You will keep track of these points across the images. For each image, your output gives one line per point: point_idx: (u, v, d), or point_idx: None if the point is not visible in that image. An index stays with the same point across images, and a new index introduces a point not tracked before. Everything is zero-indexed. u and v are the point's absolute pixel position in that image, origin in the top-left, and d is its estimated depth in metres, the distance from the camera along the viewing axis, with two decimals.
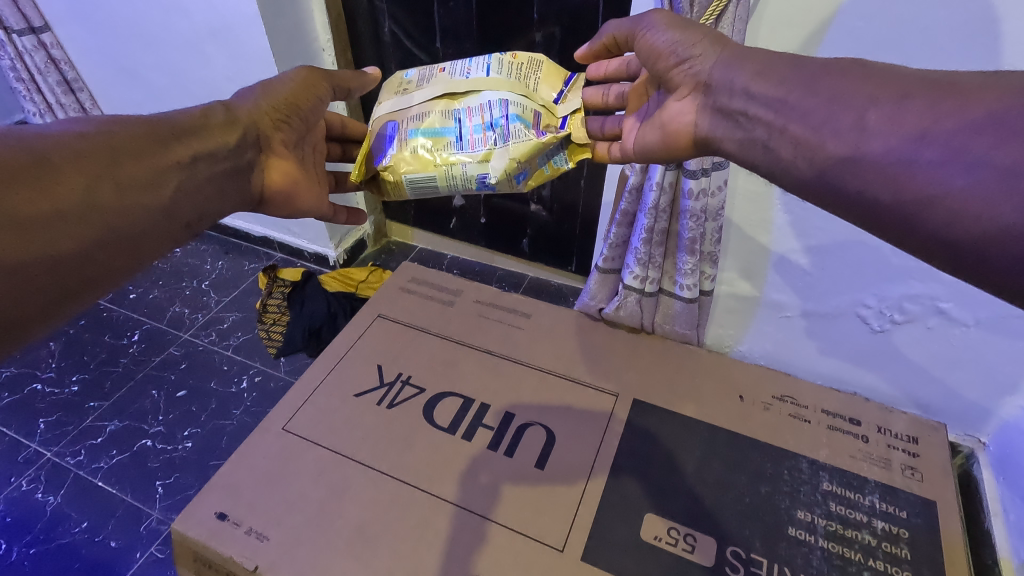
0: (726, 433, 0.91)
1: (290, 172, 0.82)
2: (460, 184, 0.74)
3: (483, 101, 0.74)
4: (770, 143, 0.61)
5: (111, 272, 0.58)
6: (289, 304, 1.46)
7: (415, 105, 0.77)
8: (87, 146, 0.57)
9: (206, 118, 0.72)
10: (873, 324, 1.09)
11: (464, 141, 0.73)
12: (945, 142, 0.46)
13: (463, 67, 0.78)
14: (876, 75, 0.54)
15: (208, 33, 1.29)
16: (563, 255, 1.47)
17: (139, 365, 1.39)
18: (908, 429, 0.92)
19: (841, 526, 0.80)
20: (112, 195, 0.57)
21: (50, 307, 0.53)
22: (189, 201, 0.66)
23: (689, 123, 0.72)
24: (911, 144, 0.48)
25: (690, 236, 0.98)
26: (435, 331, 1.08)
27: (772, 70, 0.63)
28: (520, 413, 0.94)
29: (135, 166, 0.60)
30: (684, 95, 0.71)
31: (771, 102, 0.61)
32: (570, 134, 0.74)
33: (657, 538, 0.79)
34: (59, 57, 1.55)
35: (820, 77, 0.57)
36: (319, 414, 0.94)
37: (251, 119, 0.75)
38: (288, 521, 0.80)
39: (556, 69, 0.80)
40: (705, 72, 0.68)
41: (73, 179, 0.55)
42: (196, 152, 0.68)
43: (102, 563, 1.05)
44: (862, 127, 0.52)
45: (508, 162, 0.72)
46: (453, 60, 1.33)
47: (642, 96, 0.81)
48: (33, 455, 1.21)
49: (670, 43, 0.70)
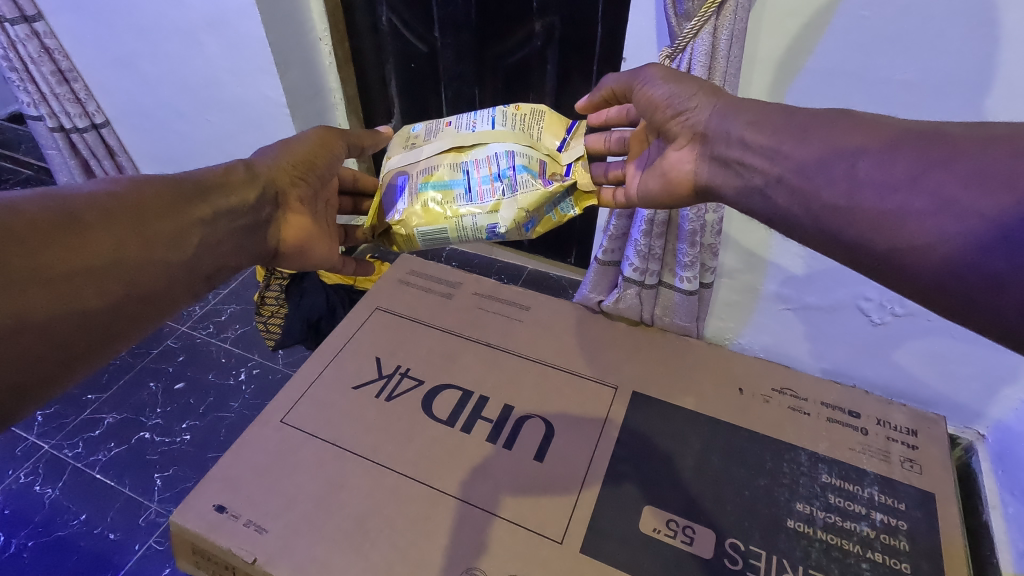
0: (726, 425, 0.91)
1: (305, 227, 0.80)
2: (472, 236, 0.73)
3: (490, 152, 0.73)
4: (767, 192, 0.63)
5: (133, 328, 0.57)
6: (288, 296, 1.36)
7: (423, 158, 0.76)
8: (116, 206, 0.57)
9: (228, 175, 0.71)
10: (873, 317, 1.09)
11: (473, 193, 0.72)
12: (935, 190, 0.47)
13: (468, 120, 0.78)
14: (863, 123, 0.56)
15: (204, 23, 1.28)
16: (563, 247, 1.48)
17: (136, 358, 1.38)
18: (908, 422, 0.92)
19: (840, 518, 0.80)
20: (138, 256, 0.57)
21: (71, 366, 0.52)
22: (211, 255, 0.65)
23: (689, 171, 0.72)
24: (902, 190, 0.49)
25: (689, 228, 0.97)
26: (434, 323, 1.07)
27: (765, 121, 0.64)
28: (519, 406, 0.93)
29: (160, 224, 0.60)
30: (682, 145, 0.72)
31: (765, 152, 0.62)
32: (575, 181, 0.73)
33: (655, 530, 0.79)
34: (52, 47, 1.53)
35: (810, 129, 0.59)
36: (318, 406, 0.94)
37: (270, 177, 0.75)
38: (286, 514, 0.80)
39: (557, 118, 0.80)
40: (701, 122, 0.69)
41: (101, 239, 0.54)
42: (218, 209, 0.67)
43: (100, 555, 1.05)
44: (853, 178, 0.53)
45: (518, 212, 0.70)
46: (451, 50, 1.32)
47: (642, 142, 0.80)
48: (31, 447, 1.21)
49: (667, 96, 0.71)
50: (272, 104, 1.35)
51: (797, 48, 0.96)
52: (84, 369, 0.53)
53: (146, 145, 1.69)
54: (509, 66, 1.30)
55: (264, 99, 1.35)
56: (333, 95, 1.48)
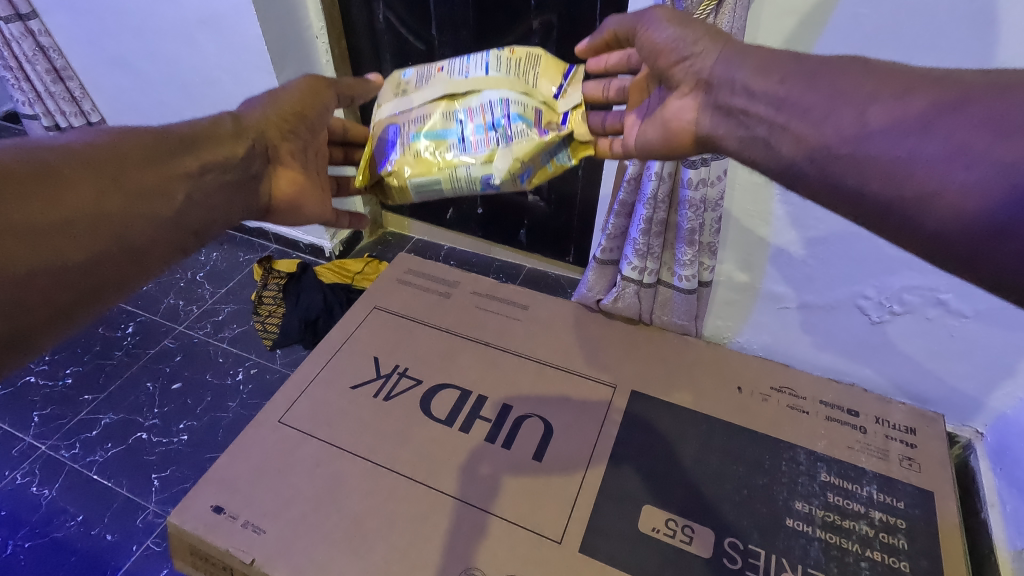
0: (724, 424, 0.91)
1: (297, 180, 0.79)
2: (465, 186, 0.73)
3: (484, 101, 0.73)
4: (772, 142, 0.60)
5: (118, 282, 0.56)
6: (285, 295, 1.45)
7: (415, 107, 0.75)
8: (94, 159, 0.57)
9: (214, 129, 0.70)
10: (872, 316, 1.09)
11: (467, 142, 0.72)
12: (948, 136, 0.45)
13: (462, 66, 0.76)
14: (878, 71, 0.53)
15: (199, 21, 1.27)
16: (561, 243, 1.45)
17: (133, 358, 1.38)
18: (906, 420, 0.91)
19: (839, 517, 0.80)
20: (118, 207, 0.56)
21: (55, 319, 0.51)
22: (199, 211, 0.64)
23: (691, 120, 0.71)
24: (914, 135, 0.47)
25: (688, 227, 0.97)
26: (432, 322, 1.07)
27: (772, 66, 0.61)
28: (518, 405, 0.93)
29: (142, 176, 0.59)
30: (685, 93, 0.70)
31: (770, 100, 0.60)
32: (572, 131, 0.73)
33: (654, 529, 0.79)
34: (47, 45, 1.52)
35: (820, 75, 0.56)
36: (316, 407, 0.93)
37: (259, 130, 0.74)
38: (284, 514, 0.80)
39: (554, 62, 0.77)
40: (705, 69, 0.67)
41: (81, 192, 0.54)
42: (205, 163, 0.66)
43: (98, 557, 1.05)
44: (863, 125, 0.51)
45: (513, 162, 0.70)
46: (449, 49, 1.31)
47: (643, 91, 0.79)
48: (27, 448, 1.20)
49: (671, 40, 0.69)
50: None
51: (796, 42, 0.96)
52: (70, 325, 0.53)
53: None
54: None
55: None
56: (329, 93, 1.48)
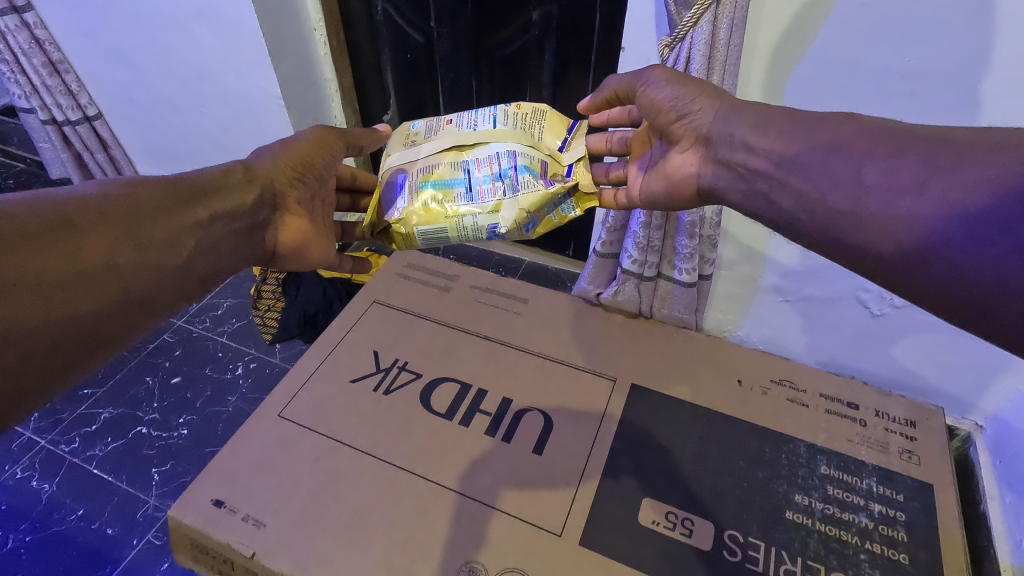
0: (724, 417, 0.91)
1: (302, 229, 0.79)
2: (471, 235, 0.72)
3: (491, 152, 0.73)
4: (771, 196, 0.62)
5: (125, 334, 0.56)
6: (284, 289, 1.36)
7: (422, 157, 0.76)
8: (109, 209, 0.57)
9: (225, 177, 0.70)
10: (873, 309, 1.09)
11: (473, 193, 0.72)
12: (941, 196, 0.47)
13: (469, 119, 0.77)
14: (872, 128, 0.55)
15: (196, 12, 1.26)
16: (561, 240, 1.47)
17: (132, 353, 1.37)
18: (906, 413, 0.92)
19: (839, 510, 0.80)
20: (130, 259, 0.56)
21: (64, 369, 0.51)
22: (205, 260, 0.65)
23: (694, 174, 0.72)
24: (910, 196, 0.49)
25: (689, 220, 0.97)
26: (432, 316, 1.07)
27: (769, 124, 0.64)
28: (518, 398, 0.93)
29: (155, 226, 0.59)
30: (686, 148, 0.72)
31: (770, 156, 0.62)
32: (577, 182, 0.73)
33: (654, 522, 0.79)
34: (43, 37, 1.51)
35: (816, 133, 0.59)
36: (316, 400, 0.93)
37: (268, 178, 0.74)
38: (284, 508, 0.80)
39: (559, 117, 0.79)
40: (704, 125, 0.69)
41: (94, 245, 0.54)
42: (215, 212, 0.67)
43: (98, 550, 1.05)
44: (860, 182, 0.53)
45: (518, 213, 0.70)
46: (448, 41, 1.31)
47: (645, 142, 0.80)
48: (27, 442, 1.20)
49: (670, 98, 0.71)
50: (267, 96, 1.34)
51: (797, 36, 0.95)
52: (73, 378, 0.53)
53: (140, 137, 1.66)
54: (507, 57, 1.29)
55: (259, 90, 1.34)
56: (328, 86, 1.46)
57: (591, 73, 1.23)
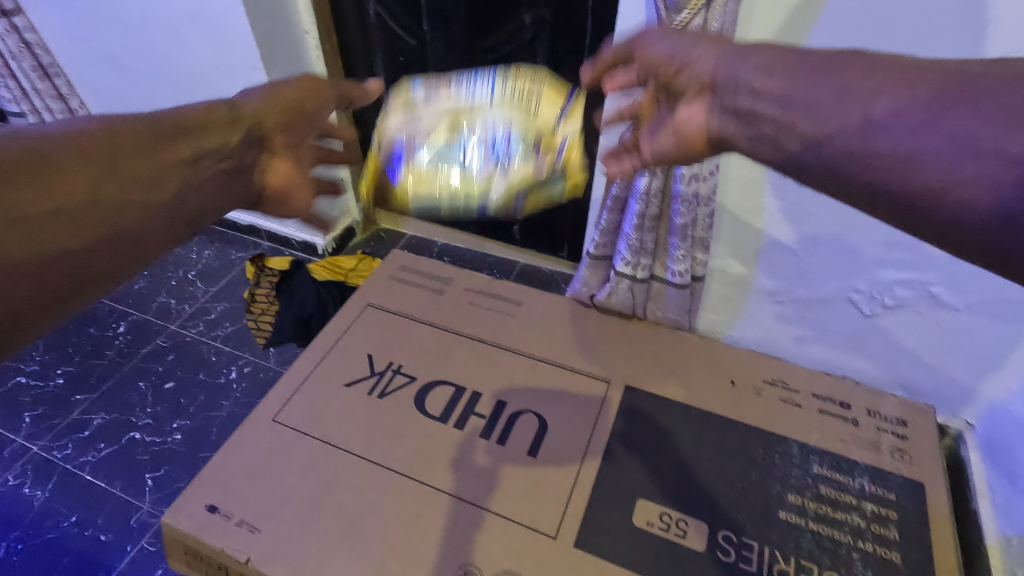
0: (718, 418, 0.91)
1: (292, 174, 0.74)
2: (462, 210, 0.75)
3: (487, 127, 0.74)
4: (779, 142, 0.55)
5: (109, 271, 0.55)
6: (278, 294, 1.37)
7: (422, 124, 0.76)
8: (87, 145, 0.54)
9: (209, 115, 0.66)
10: (864, 309, 1.10)
11: (467, 167, 0.73)
12: (951, 130, 0.42)
13: (470, 86, 0.77)
14: (881, 61, 0.48)
15: (188, 17, 1.25)
16: (555, 240, 1.45)
17: (125, 358, 1.36)
18: (897, 412, 0.92)
19: (831, 509, 0.81)
20: (113, 195, 0.55)
21: (45, 310, 0.51)
22: (192, 200, 0.62)
23: (702, 124, 0.66)
24: (920, 132, 0.43)
25: (680, 222, 0.97)
26: (426, 320, 1.07)
27: (779, 63, 0.55)
28: (512, 401, 0.93)
29: (136, 163, 0.57)
30: (691, 100, 0.66)
31: (777, 98, 0.54)
32: (567, 161, 0.73)
33: (649, 524, 0.79)
34: (32, 41, 1.46)
35: (825, 67, 0.51)
36: (310, 405, 0.93)
37: (257, 117, 0.69)
38: (279, 513, 0.80)
39: (560, 84, 0.77)
40: (709, 73, 0.62)
41: (75, 177, 0.52)
42: (198, 149, 0.63)
43: (92, 558, 1.04)
44: (867, 122, 0.46)
45: (506, 193, 0.72)
46: (441, 43, 1.30)
47: (655, 105, 0.76)
48: (19, 449, 1.19)
49: (670, 52, 0.68)
50: None
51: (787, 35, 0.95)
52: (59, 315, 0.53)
53: None
54: (498, 59, 1.28)
55: None
56: None
57: (582, 73, 1.22)
